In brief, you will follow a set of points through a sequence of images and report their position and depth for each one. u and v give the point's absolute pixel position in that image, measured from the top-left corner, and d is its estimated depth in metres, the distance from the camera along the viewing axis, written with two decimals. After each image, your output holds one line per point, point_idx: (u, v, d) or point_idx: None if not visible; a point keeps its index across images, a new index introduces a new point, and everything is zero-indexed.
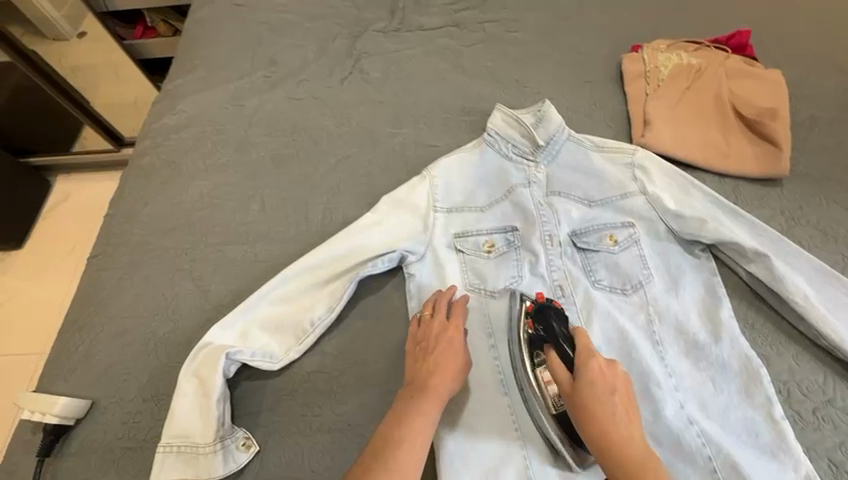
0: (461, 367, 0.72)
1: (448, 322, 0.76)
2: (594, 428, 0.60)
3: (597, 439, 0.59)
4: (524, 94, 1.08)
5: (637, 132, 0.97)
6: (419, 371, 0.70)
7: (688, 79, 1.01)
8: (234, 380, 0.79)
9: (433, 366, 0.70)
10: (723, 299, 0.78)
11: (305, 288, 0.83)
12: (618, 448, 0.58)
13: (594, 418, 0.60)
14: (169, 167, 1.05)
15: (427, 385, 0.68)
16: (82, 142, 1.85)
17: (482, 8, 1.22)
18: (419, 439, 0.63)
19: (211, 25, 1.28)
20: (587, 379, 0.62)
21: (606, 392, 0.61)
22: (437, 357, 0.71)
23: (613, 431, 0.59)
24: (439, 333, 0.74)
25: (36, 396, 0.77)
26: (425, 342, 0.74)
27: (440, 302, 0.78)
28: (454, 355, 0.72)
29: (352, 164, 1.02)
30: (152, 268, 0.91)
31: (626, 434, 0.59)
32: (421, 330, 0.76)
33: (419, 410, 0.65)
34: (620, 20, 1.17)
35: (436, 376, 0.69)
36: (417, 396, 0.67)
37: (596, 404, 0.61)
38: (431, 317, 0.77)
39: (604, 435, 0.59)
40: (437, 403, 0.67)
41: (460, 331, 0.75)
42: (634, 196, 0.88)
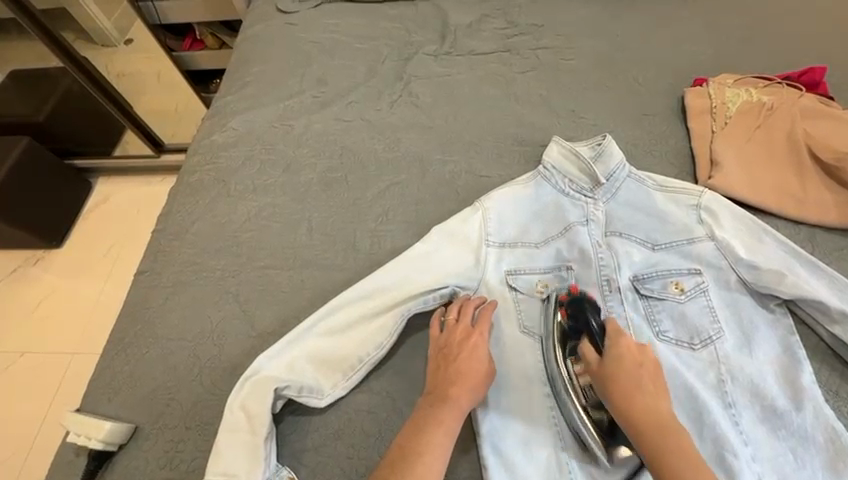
0: (483, 376, 0.73)
1: (472, 328, 0.77)
2: (619, 391, 0.64)
3: (623, 405, 0.63)
4: (579, 126, 1.05)
5: (703, 173, 0.93)
6: (440, 379, 0.72)
7: (758, 117, 0.96)
8: (279, 414, 0.78)
9: (456, 375, 0.72)
10: (803, 362, 0.73)
11: (352, 321, 0.80)
12: (641, 414, 0.62)
13: (620, 387, 0.64)
14: (218, 186, 1.05)
15: (448, 394, 0.70)
16: (124, 146, 1.89)
17: (535, 34, 1.20)
18: (436, 450, 0.66)
19: (262, 43, 1.29)
20: (615, 352, 0.67)
21: (632, 365, 0.66)
22: (458, 365, 0.73)
23: (637, 402, 0.63)
24: (463, 340, 0.75)
25: (83, 418, 0.77)
26: (448, 351, 0.75)
27: (466, 307, 0.79)
28: (477, 364, 0.73)
29: (401, 190, 1.00)
30: (199, 289, 0.91)
31: (653, 402, 0.63)
32: (444, 336, 0.77)
33: (439, 421, 0.68)
34: (682, 51, 1.12)
35: (457, 385, 0.71)
36: (437, 406, 0.69)
37: (624, 374, 0.65)
38: (457, 321, 0.78)
39: (630, 400, 0.63)
40: (458, 414, 0.69)
41: (484, 338, 0.76)
42: (702, 241, 0.83)
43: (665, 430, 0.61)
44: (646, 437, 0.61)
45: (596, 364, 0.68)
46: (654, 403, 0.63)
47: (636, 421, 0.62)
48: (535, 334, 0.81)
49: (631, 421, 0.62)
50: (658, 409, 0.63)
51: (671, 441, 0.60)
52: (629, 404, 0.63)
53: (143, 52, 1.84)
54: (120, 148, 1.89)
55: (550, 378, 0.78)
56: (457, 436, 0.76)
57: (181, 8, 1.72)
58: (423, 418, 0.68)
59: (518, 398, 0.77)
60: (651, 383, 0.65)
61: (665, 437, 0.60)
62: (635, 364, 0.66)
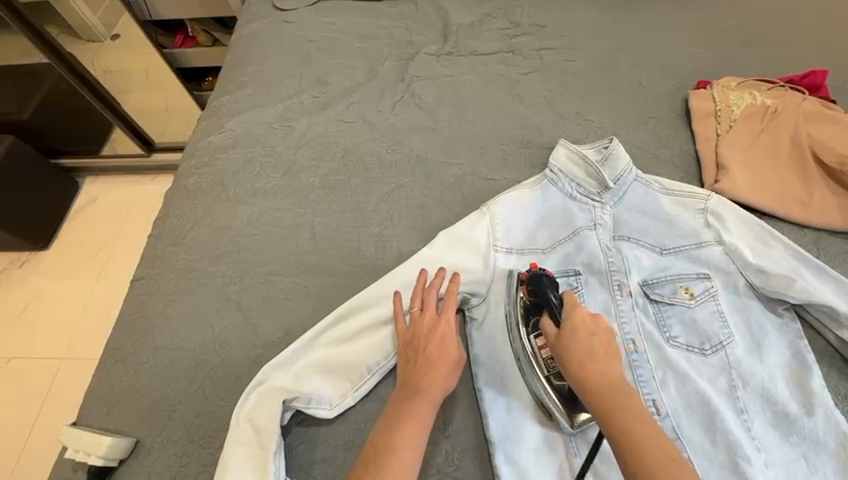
0: (454, 364, 0.71)
1: (439, 317, 0.75)
2: (575, 363, 0.63)
3: (579, 376, 0.62)
4: (584, 128, 1.04)
5: (709, 177, 0.92)
6: (408, 370, 0.71)
7: (762, 120, 0.96)
8: (286, 427, 0.76)
9: (424, 365, 0.70)
10: (813, 366, 0.73)
11: (360, 330, 0.79)
12: (593, 383, 0.60)
13: (573, 355, 0.63)
14: (216, 189, 1.02)
15: (420, 386, 0.68)
16: (112, 144, 1.84)
17: (537, 34, 1.19)
18: (411, 442, 0.63)
19: (259, 41, 1.26)
20: (569, 325, 0.67)
21: (585, 335, 0.65)
22: (427, 355, 0.71)
23: (591, 373, 0.61)
24: (430, 330, 0.74)
25: (80, 435, 0.74)
26: (414, 344, 0.73)
27: (429, 297, 0.77)
28: (445, 352, 0.72)
29: (405, 194, 0.98)
30: (200, 297, 0.88)
31: (604, 369, 0.62)
32: (411, 329, 0.75)
33: (411, 413, 0.65)
34: (685, 53, 1.12)
35: (428, 376, 0.69)
36: (409, 399, 0.67)
37: (577, 346, 0.64)
38: (421, 314, 0.76)
39: (586, 372, 0.62)
40: (431, 404, 0.67)
41: (450, 326, 0.75)
42: (710, 246, 0.83)
43: (616, 393, 0.59)
44: (600, 407, 0.59)
45: (554, 339, 0.67)
46: (606, 372, 0.61)
47: (591, 392, 0.60)
48: None
49: (590, 394, 0.60)
50: (614, 377, 0.61)
51: (628, 409, 0.57)
52: (588, 378, 0.61)
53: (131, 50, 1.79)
54: (109, 147, 1.84)
55: None
56: (470, 445, 0.75)
57: (172, 4, 1.67)
58: (393, 412, 0.66)
59: (528, 407, 0.76)
60: (603, 349, 0.64)
61: (620, 407, 0.58)
62: (588, 335, 0.65)
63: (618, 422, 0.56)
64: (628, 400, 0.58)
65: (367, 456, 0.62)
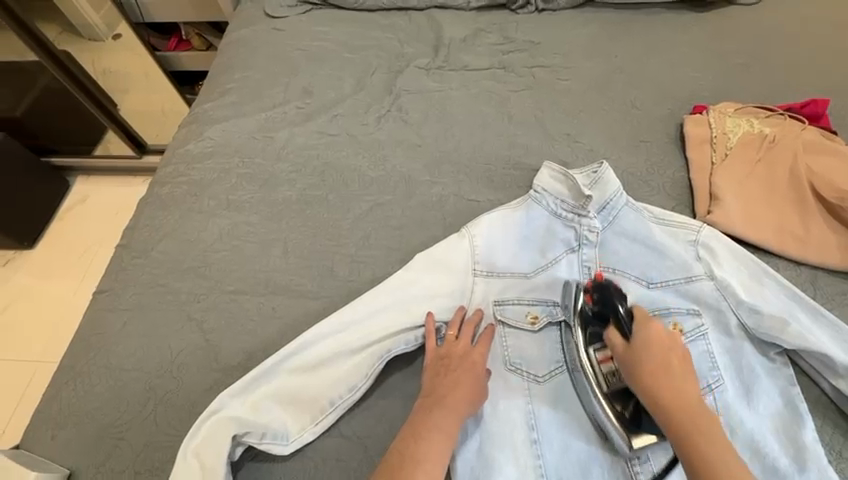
0: (482, 388, 0.70)
1: (472, 346, 0.74)
2: (653, 384, 0.61)
3: (657, 394, 0.61)
4: (574, 150, 1.00)
5: (702, 207, 0.88)
6: (435, 386, 0.70)
7: (759, 149, 0.92)
8: (238, 461, 0.71)
9: (453, 384, 0.69)
10: (805, 416, 0.69)
11: (325, 358, 0.74)
12: (677, 407, 0.59)
13: (650, 375, 0.62)
14: (189, 200, 0.98)
15: (446, 400, 0.67)
16: (106, 145, 1.81)
17: (532, 51, 1.15)
18: (433, 453, 0.62)
19: (247, 48, 1.23)
20: (642, 341, 0.64)
21: (661, 350, 0.64)
22: (457, 376, 0.70)
23: (673, 392, 0.60)
24: (463, 354, 0.73)
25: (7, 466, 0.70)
26: (445, 365, 0.72)
27: (465, 326, 0.76)
28: (476, 376, 0.71)
29: (385, 212, 0.94)
30: (161, 314, 0.84)
31: (682, 389, 0.61)
32: (443, 349, 0.74)
33: (434, 426, 0.64)
34: (682, 76, 1.08)
35: (454, 393, 0.68)
36: (432, 411, 0.66)
37: (655, 367, 0.62)
38: (457, 337, 0.75)
39: (661, 391, 0.61)
40: (455, 421, 0.65)
41: (484, 355, 0.73)
42: (701, 280, 0.78)
43: (696, 417, 0.59)
44: (683, 430, 0.58)
45: (625, 353, 0.65)
46: (684, 391, 0.61)
47: (670, 411, 0.59)
48: (524, 375, 0.76)
49: (662, 412, 0.60)
50: (691, 398, 0.60)
51: (708, 435, 0.57)
52: (666, 396, 0.60)
53: (131, 50, 1.76)
54: (102, 147, 1.81)
55: (536, 426, 0.72)
56: None
57: (166, 7, 1.65)
58: (421, 421, 0.65)
59: (502, 451, 0.70)
60: (679, 370, 0.63)
61: (704, 432, 0.57)
62: (666, 350, 0.64)
63: (701, 446, 0.56)
64: (707, 421, 0.58)
65: (388, 467, 0.60)
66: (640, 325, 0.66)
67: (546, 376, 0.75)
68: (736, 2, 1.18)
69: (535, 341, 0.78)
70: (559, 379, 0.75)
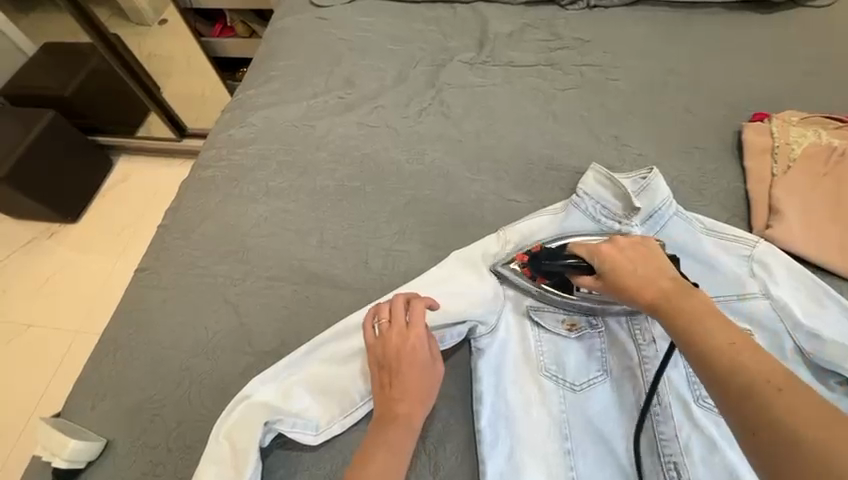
0: (429, 385, 0.68)
1: (407, 329, 0.70)
2: (630, 288, 0.62)
3: (639, 297, 0.61)
4: (622, 154, 0.96)
5: (760, 221, 0.83)
6: (383, 395, 0.67)
7: (826, 162, 0.86)
8: (268, 448, 0.71)
9: (400, 390, 0.67)
10: None
11: (355, 351, 0.74)
12: (672, 312, 0.56)
13: (622, 284, 0.63)
14: (229, 184, 0.99)
15: (394, 413, 0.65)
16: (147, 127, 1.87)
17: (581, 48, 1.11)
18: (388, 472, 0.61)
19: (291, 36, 1.23)
20: (607, 261, 0.66)
21: (636, 260, 0.65)
22: (402, 379, 0.68)
23: (640, 289, 0.61)
24: (400, 343, 0.69)
25: (49, 433, 0.73)
26: (386, 362, 0.69)
27: (397, 308, 0.72)
28: (419, 369, 0.68)
29: (422, 207, 0.93)
30: (199, 295, 0.85)
31: (655, 285, 0.60)
32: (379, 343, 0.70)
33: (385, 441, 0.63)
34: (742, 81, 1.02)
35: (400, 402, 0.66)
36: (383, 427, 0.65)
37: (630, 276, 0.63)
38: (389, 324, 0.71)
39: (636, 294, 0.61)
40: (410, 432, 0.65)
41: (421, 338, 0.69)
42: (756, 298, 0.74)
43: (680, 313, 0.56)
44: (679, 320, 0.55)
45: (600, 284, 0.66)
46: (656, 286, 0.60)
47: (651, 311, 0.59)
48: (560, 382, 0.73)
49: (656, 312, 0.58)
50: (669, 294, 0.59)
51: (702, 327, 0.53)
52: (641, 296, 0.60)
53: (174, 34, 1.80)
54: (145, 129, 1.87)
55: (570, 437, 0.70)
56: None
57: None
58: (370, 444, 0.63)
59: (533, 458, 0.69)
60: (646, 271, 0.63)
61: (701, 318, 0.54)
62: (641, 259, 0.65)
63: (701, 332, 0.53)
64: (701, 308, 0.55)
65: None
66: (608, 245, 0.69)
67: (583, 385, 0.73)
68: (806, 4, 1.10)
69: (573, 347, 0.75)
70: (597, 390, 0.72)
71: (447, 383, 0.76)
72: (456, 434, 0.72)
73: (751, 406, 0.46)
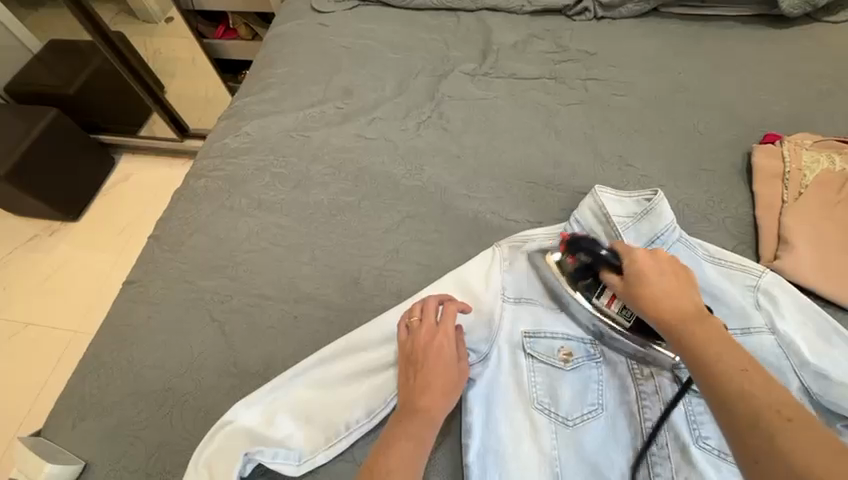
0: (452, 381, 0.65)
1: (437, 327, 0.69)
2: (652, 303, 0.57)
3: (656, 311, 0.56)
4: (625, 174, 0.92)
5: (768, 251, 0.80)
6: (407, 388, 0.65)
7: (840, 190, 0.82)
8: (248, 477, 0.69)
9: (423, 383, 0.64)
10: None
11: (341, 377, 0.72)
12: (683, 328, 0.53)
13: (645, 296, 0.58)
14: (222, 196, 0.97)
15: (418, 406, 0.62)
16: (151, 126, 1.87)
17: (586, 61, 1.08)
18: (409, 462, 0.57)
19: (291, 42, 1.21)
20: (636, 268, 0.62)
21: (663, 275, 0.60)
22: (427, 371, 0.65)
23: (669, 303, 0.56)
24: (428, 339, 0.67)
25: (27, 456, 0.71)
26: (414, 356, 0.67)
27: (428, 306, 0.71)
28: (444, 365, 0.65)
29: (417, 225, 0.90)
30: (185, 313, 0.83)
31: (677, 302, 0.56)
32: (410, 340, 0.69)
33: (407, 434, 0.60)
34: (754, 100, 0.98)
35: (424, 396, 0.63)
36: (405, 419, 0.61)
37: (654, 289, 0.58)
38: (420, 323, 0.69)
39: (653, 306, 0.57)
40: (429, 425, 0.61)
41: (449, 337, 0.68)
42: (760, 333, 0.71)
43: (697, 332, 0.51)
44: (690, 338, 0.51)
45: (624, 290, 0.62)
46: (681, 303, 0.56)
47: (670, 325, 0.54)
48: (554, 416, 0.70)
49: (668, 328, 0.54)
50: (682, 310, 0.55)
51: (716, 345, 0.49)
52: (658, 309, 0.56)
53: (178, 34, 1.76)
54: (147, 128, 1.87)
55: (562, 474, 0.67)
56: None
57: None
58: (389, 437, 0.60)
59: None
60: (674, 286, 0.58)
61: (715, 342, 0.50)
62: (671, 275, 0.60)
63: (708, 353, 0.49)
64: (717, 332, 0.51)
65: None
66: (645, 255, 0.63)
67: (577, 420, 0.69)
68: (822, 20, 1.06)
69: (567, 379, 0.72)
70: (591, 425, 0.69)
71: None
72: (444, 468, 0.70)
73: (753, 432, 0.41)
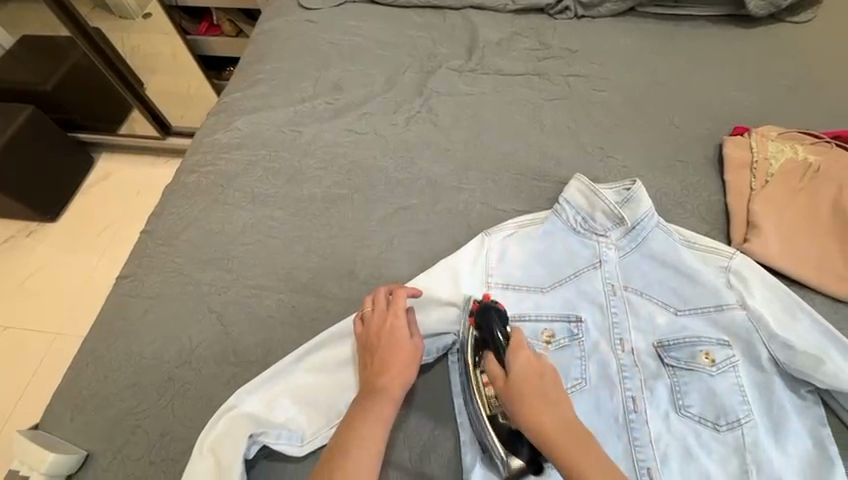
0: (408, 358, 0.69)
1: (387, 312, 0.72)
2: (534, 412, 0.60)
3: (536, 427, 0.60)
4: (607, 165, 0.97)
5: (738, 234, 0.86)
6: (365, 372, 0.69)
7: (802, 178, 0.88)
8: (252, 460, 0.71)
9: (380, 364, 0.68)
10: (838, 462, 0.67)
11: (341, 361, 0.74)
12: (561, 441, 0.59)
13: (529, 409, 0.61)
14: (215, 190, 0.98)
15: (374, 387, 0.66)
16: (130, 124, 1.82)
17: (568, 58, 1.12)
18: (372, 439, 0.62)
19: (280, 39, 1.22)
20: (518, 373, 0.64)
21: (536, 378, 0.63)
22: (381, 355, 0.69)
23: (551, 415, 0.60)
24: (380, 325, 0.71)
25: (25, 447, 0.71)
26: (368, 343, 0.71)
27: (378, 296, 0.75)
28: (399, 345, 0.69)
29: (410, 216, 0.93)
30: (182, 305, 0.84)
31: (555, 409, 0.61)
32: (363, 329, 0.73)
33: (367, 411, 0.65)
34: (724, 95, 1.05)
35: (382, 376, 0.67)
36: (366, 400, 0.66)
37: (534, 395, 0.62)
38: (371, 311, 0.73)
39: (535, 419, 0.60)
40: (390, 404, 0.65)
41: (400, 319, 0.71)
42: (732, 309, 0.76)
43: (578, 444, 0.58)
44: (567, 455, 0.58)
45: (503, 386, 0.64)
46: (557, 416, 0.61)
47: (550, 446, 0.59)
48: None
49: (547, 442, 0.59)
50: (556, 422, 0.60)
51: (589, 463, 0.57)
52: (538, 421, 0.60)
53: (158, 30, 1.76)
54: (127, 126, 1.82)
55: None
56: None
57: None
58: (351, 415, 0.65)
59: None
60: (554, 391, 0.63)
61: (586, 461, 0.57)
62: (540, 375, 0.64)
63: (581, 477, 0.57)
64: (585, 440, 0.59)
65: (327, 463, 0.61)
66: (528, 360, 0.65)
67: None
68: (785, 20, 1.13)
69: (553, 357, 0.77)
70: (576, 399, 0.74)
71: (433, 393, 0.77)
72: (442, 443, 0.74)
73: None
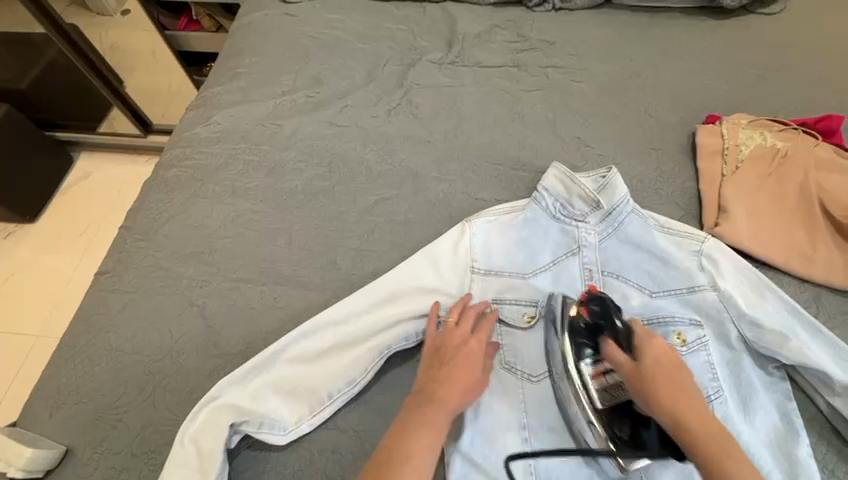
0: (477, 382, 0.68)
1: (470, 334, 0.72)
2: (668, 400, 0.58)
3: (673, 417, 0.57)
4: (584, 154, 0.99)
5: (710, 219, 0.88)
6: (429, 377, 0.67)
7: (771, 163, 0.91)
8: (236, 449, 0.72)
9: (447, 377, 0.66)
10: (801, 433, 0.70)
11: (324, 350, 0.75)
12: (695, 427, 0.56)
13: (663, 395, 0.59)
14: (194, 184, 0.98)
15: (439, 395, 0.64)
16: (110, 122, 1.78)
17: (546, 50, 1.14)
18: (429, 447, 0.60)
19: (259, 33, 1.21)
20: (656, 361, 0.62)
21: (670, 367, 0.61)
22: (453, 367, 0.68)
23: (687, 406, 0.58)
24: (460, 343, 0.71)
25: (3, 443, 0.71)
26: (442, 353, 0.70)
27: (466, 309, 0.75)
28: (473, 365, 0.69)
29: (391, 207, 0.94)
30: (162, 299, 0.84)
31: (694, 400, 0.59)
32: (441, 337, 0.72)
33: (425, 421, 0.62)
34: (697, 85, 1.07)
35: (444, 387, 0.65)
36: (419, 406, 0.63)
37: (672, 383, 0.59)
38: (456, 325, 0.73)
39: (664, 404, 0.58)
40: (447, 417, 0.63)
41: (481, 345, 0.71)
42: (704, 290, 0.78)
43: (707, 426, 0.57)
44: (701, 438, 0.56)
45: (635, 373, 0.61)
46: (694, 401, 0.58)
47: (689, 434, 0.56)
48: (519, 372, 0.76)
49: (683, 436, 0.57)
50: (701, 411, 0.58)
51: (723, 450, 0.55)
52: (677, 409, 0.58)
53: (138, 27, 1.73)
54: (106, 124, 1.78)
55: (527, 424, 0.73)
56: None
57: None
58: (414, 421, 0.61)
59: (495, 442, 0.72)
60: (680, 378, 0.60)
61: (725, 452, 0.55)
62: (672, 363, 0.62)
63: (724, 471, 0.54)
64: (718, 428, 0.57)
65: (380, 460, 0.59)
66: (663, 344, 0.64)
67: (541, 376, 0.76)
68: (756, 11, 1.16)
69: (532, 341, 0.78)
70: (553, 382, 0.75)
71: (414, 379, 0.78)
72: None
73: None
